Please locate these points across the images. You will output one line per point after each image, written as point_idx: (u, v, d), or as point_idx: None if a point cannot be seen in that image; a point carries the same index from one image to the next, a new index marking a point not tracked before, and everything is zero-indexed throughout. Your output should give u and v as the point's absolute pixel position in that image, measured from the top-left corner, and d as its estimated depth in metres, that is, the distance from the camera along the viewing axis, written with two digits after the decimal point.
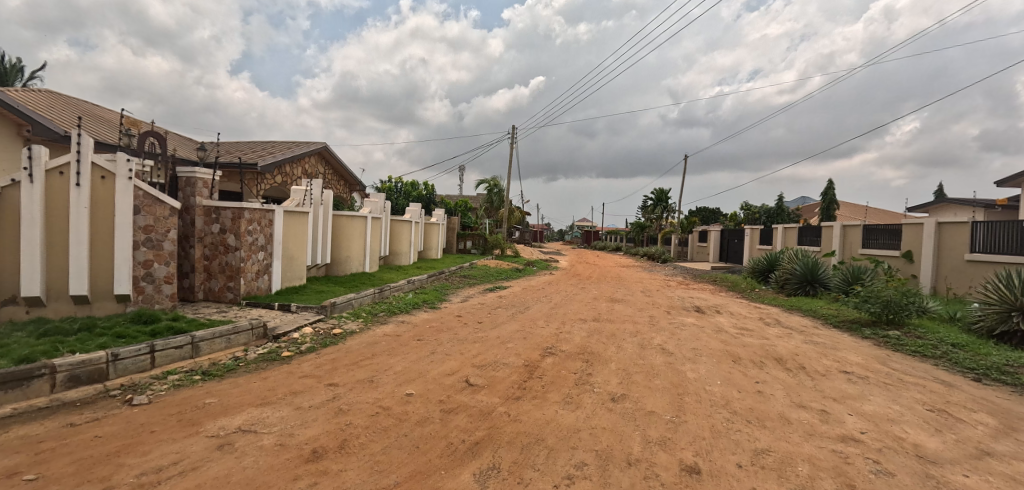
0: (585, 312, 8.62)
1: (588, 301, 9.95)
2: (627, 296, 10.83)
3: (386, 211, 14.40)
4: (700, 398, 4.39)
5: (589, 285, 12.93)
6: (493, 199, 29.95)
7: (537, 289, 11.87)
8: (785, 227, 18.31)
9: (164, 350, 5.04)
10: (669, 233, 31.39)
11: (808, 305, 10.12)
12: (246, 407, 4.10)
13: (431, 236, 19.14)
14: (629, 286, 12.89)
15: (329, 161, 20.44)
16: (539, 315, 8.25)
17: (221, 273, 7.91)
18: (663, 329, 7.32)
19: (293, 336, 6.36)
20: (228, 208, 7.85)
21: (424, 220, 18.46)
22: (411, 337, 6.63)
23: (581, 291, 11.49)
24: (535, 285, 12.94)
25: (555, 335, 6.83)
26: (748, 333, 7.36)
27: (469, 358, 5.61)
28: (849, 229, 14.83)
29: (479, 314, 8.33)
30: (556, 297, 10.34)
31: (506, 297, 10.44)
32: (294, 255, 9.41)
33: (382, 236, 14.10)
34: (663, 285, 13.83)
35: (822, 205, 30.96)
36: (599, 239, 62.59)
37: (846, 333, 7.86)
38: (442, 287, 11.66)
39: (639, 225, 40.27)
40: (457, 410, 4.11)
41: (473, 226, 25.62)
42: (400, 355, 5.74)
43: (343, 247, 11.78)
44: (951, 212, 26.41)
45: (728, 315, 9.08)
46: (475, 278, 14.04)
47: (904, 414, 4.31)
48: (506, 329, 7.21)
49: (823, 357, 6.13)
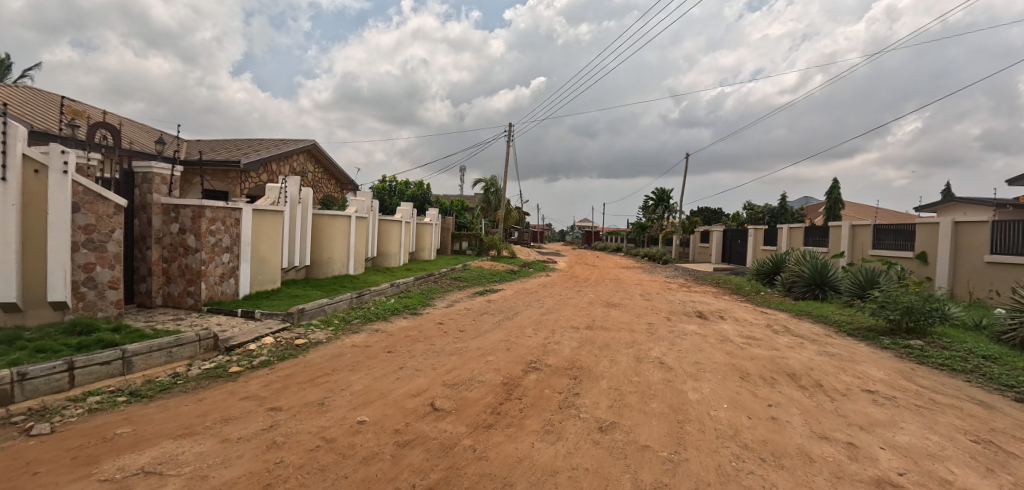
0: (577, 318, 7.95)
1: (582, 305, 9.26)
2: (625, 300, 10.14)
3: (373, 210, 13.74)
4: (704, 427, 3.71)
5: (585, 288, 12.25)
6: (490, 199, 29.29)
7: (530, 293, 11.18)
8: (791, 227, 17.58)
9: (87, 367, 4.39)
10: (670, 233, 30.67)
11: (818, 311, 9.41)
12: (162, 440, 3.46)
13: (424, 236, 18.51)
14: (628, 289, 12.18)
15: (319, 159, 19.82)
16: (527, 322, 7.58)
17: (181, 276, 7.29)
18: (662, 338, 6.62)
19: (249, 349, 5.75)
20: (187, 206, 7.22)
21: (415, 220, 17.79)
22: (381, 349, 5.96)
23: (576, 294, 10.80)
24: (528, 288, 12.25)
25: (542, 345, 6.15)
26: (756, 343, 6.68)
27: (441, 375, 4.94)
28: (858, 229, 14.10)
29: (463, 321, 7.65)
30: (548, 302, 9.67)
31: (495, 302, 9.78)
32: (267, 256, 8.78)
33: (369, 237, 13.44)
34: (664, 288, 13.14)
35: (826, 204, 30.21)
36: (600, 239, 61.93)
37: (862, 342, 7.17)
38: (429, 290, 10.98)
39: (639, 226, 39.56)
40: (414, 443, 3.45)
41: (469, 227, 24.95)
42: (363, 371, 5.07)
43: (325, 248, 11.13)
44: (960, 211, 25.63)
45: (733, 322, 8.39)
46: (466, 280, 13.37)
47: (947, 448, 3.63)
48: (489, 339, 6.55)
49: (841, 373, 5.45)
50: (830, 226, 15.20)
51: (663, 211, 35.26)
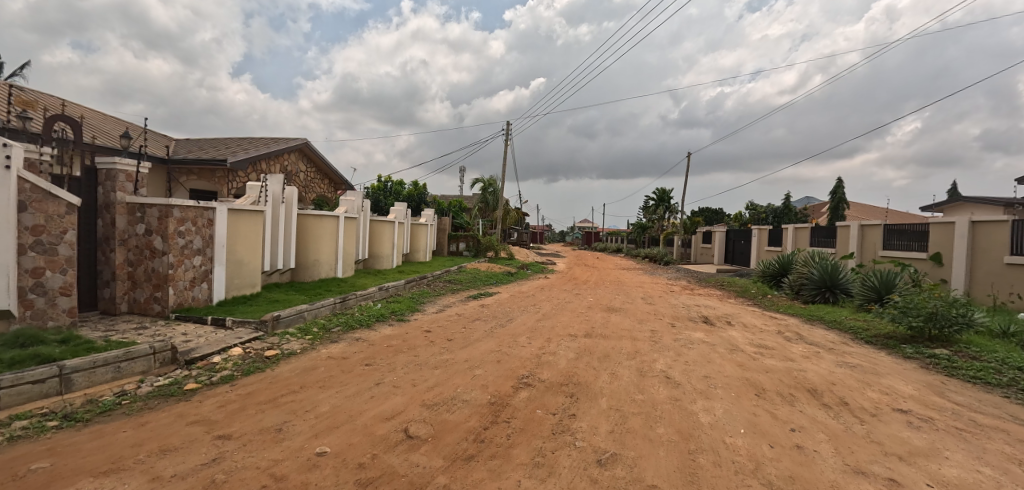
0: (575, 325, 7.40)
1: (581, 310, 8.71)
2: (626, 304, 9.58)
3: (364, 210, 13.20)
4: (719, 460, 3.18)
5: (585, 291, 11.72)
6: (488, 199, 28.70)
7: (526, 296, 10.62)
8: (797, 227, 17.04)
9: (15, 387, 3.84)
10: (671, 234, 30.14)
11: (831, 316, 8.87)
12: (80, 479, 2.93)
13: (419, 237, 17.95)
14: (629, 292, 11.61)
15: (312, 158, 19.27)
16: (521, 330, 7.03)
17: (147, 281, 6.79)
18: (667, 348, 6.08)
19: (212, 362, 5.25)
20: (154, 205, 6.70)
21: (410, 220, 17.22)
22: (359, 361, 5.42)
23: (575, 298, 10.24)
24: (525, 291, 11.69)
25: (536, 356, 5.61)
26: (769, 353, 6.13)
27: (420, 393, 4.41)
28: (867, 229, 13.55)
29: (452, 329, 7.11)
30: (545, 306, 9.11)
31: (489, 307, 9.23)
32: (245, 259, 8.25)
33: (359, 238, 12.91)
34: (666, 291, 12.61)
35: (830, 204, 29.66)
36: (600, 241, 61.39)
37: (883, 351, 6.63)
38: (420, 294, 10.44)
39: (640, 226, 38.93)
40: (378, 482, 2.91)
41: (466, 227, 24.41)
42: (334, 388, 4.53)
43: (311, 250, 10.59)
44: (968, 211, 25.06)
45: (742, 328, 7.85)
46: (460, 283, 12.82)
47: (1005, 484, 3.10)
48: (479, 348, 6.01)
49: (866, 388, 4.91)
50: (838, 226, 14.65)
51: (664, 211, 34.49)
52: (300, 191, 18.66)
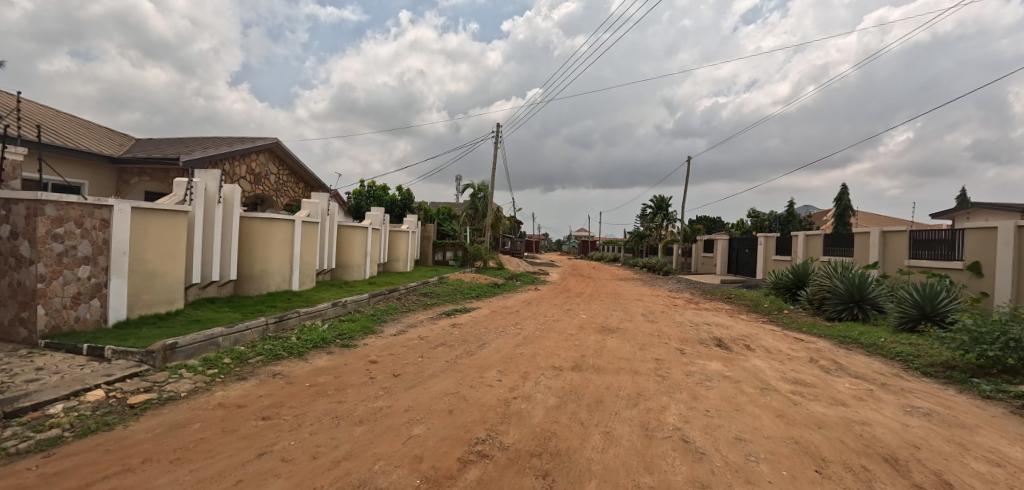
0: (561, 352, 5.91)
1: (569, 332, 7.22)
2: (623, 324, 8.09)
3: (329, 214, 11.70)
4: None
5: (577, 306, 10.24)
6: (477, 206, 27.20)
7: (508, 313, 9.10)
8: (808, 234, 15.64)
9: None
10: (670, 243, 28.79)
11: (867, 338, 7.42)
12: None
13: (398, 245, 16.40)
14: (627, 308, 10.11)
15: (284, 160, 17.76)
16: (492, 360, 5.55)
17: (12, 298, 5.33)
18: (679, 388, 4.60)
19: (45, 415, 3.77)
20: (20, 201, 5.27)
21: (387, 226, 15.69)
22: (257, 412, 3.93)
23: (564, 316, 8.74)
24: (509, 306, 10.17)
25: (502, 403, 4.12)
26: (811, 396, 4.66)
27: (316, 474, 2.91)
28: (890, 235, 12.13)
29: (404, 359, 5.61)
30: (528, 326, 7.63)
31: (461, 327, 7.73)
32: (159, 270, 6.79)
33: (323, 245, 11.40)
34: (669, 306, 11.17)
35: (835, 211, 28.41)
36: (597, 250, 59.94)
37: (951, 389, 5.17)
38: (383, 311, 8.92)
39: (638, 234, 37.48)
40: None
41: (454, 235, 22.93)
42: (190, 465, 3.04)
43: (259, 259, 9.05)
44: (982, 218, 23.74)
45: (766, 355, 6.37)
46: (436, 296, 11.31)
47: None
48: (430, 389, 4.52)
49: (968, 457, 3.44)
50: (856, 234, 13.25)
51: (662, 219, 33.79)
52: (270, 195, 17.14)
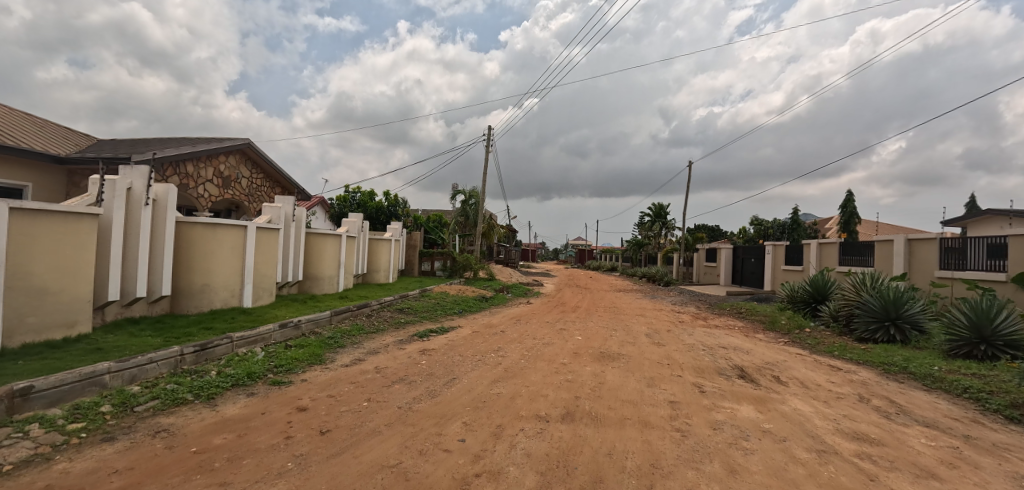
0: (549, 391, 4.63)
1: (561, 361, 5.93)
2: (626, 349, 6.81)
3: (295, 220, 10.43)
4: None
5: (572, 324, 8.95)
6: (469, 213, 26.02)
7: (492, 334, 7.79)
8: (821, 242, 14.43)
9: None
10: (670, 251, 27.61)
11: (918, 366, 6.20)
12: None
13: (378, 255, 15.10)
14: (629, 327, 8.84)
15: (258, 162, 16.42)
16: (457, 406, 4.26)
17: None
18: (707, 455, 3.32)
19: None
20: None
21: (367, 234, 14.41)
22: None
23: (557, 338, 7.44)
24: (494, 325, 8.87)
25: (458, 487, 2.83)
26: (890, 465, 3.38)
27: None
28: (916, 243, 10.97)
29: (344, 404, 4.31)
30: (512, 353, 6.33)
31: (432, 352, 6.44)
32: (54, 286, 5.51)
33: (287, 255, 10.12)
34: (676, 323, 9.90)
35: (841, 218, 27.30)
36: (594, 259, 58.79)
37: None
38: (346, 332, 7.64)
39: (636, 243, 36.32)
40: None
41: (443, 244, 21.65)
42: None
43: (201, 272, 7.77)
44: (997, 225, 22.52)
45: (804, 393, 5.11)
46: (414, 313, 10.01)
47: None
48: (361, 458, 3.23)
49: None
50: (877, 242, 12.08)
51: (660, 228, 32.81)
52: (242, 201, 15.78)
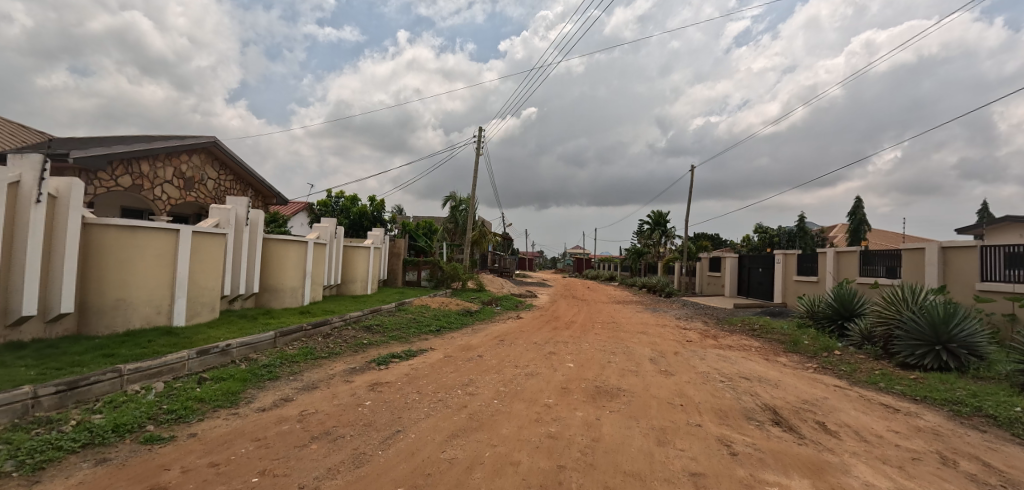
0: (523, 457, 3.32)
1: (545, 403, 4.61)
2: (627, 382, 5.49)
3: (247, 224, 9.15)
4: None
5: (564, 346, 7.63)
6: (459, 220, 24.90)
7: (466, 361, 6.46)
8: (838, 250, 13.18)
9: None
10: (671, 260, 26.45)
11: (995, 405, 4.91)
12: None
13: (355, 264, 13.78)
14: (631, 349, 7.53)
15: (227, 163, 15.15)
16: (385, 486, 2.93)
17: None
18: None
19: None
20: None
21: (341, 241, 13.10)
22: None
23: (543, 366, 6.12)
24: (472, 347, 7.56)
25: None
26: None
27: None
28: (952, 252, 9.71)
29: (226, 480, 2.98)
30: (485, 390, 5.02)
31: (384, 387, 5.11)
32: None
33: (237, 264, 8.81)
34: (684, 344, 8.60)
35: (850, 225, 26.12)
36: (592, 269, 57.56)
37: None
38: (288, 358, 6.31)
39: (635, 252, 35.12)
40: None
41: (430, 252, 20.40)
42: None
43: (116, 284, 6.48)
44: (1015, 232, 21.36)
45: (868, 452, 3.81)
46: (382, 332, 8.66)
47: None
48: None
49: None
50: (905, 250, 10.82)
51: (660, 236, 31.96)
52: (208, 204, 14.45)
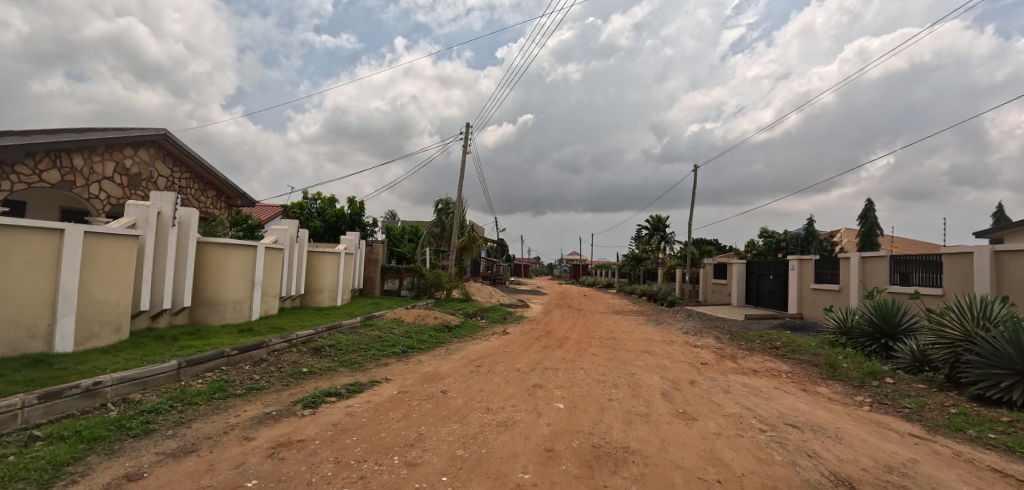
0: None
1: (517, 482, 3.08)
2: (635, 437, 3.97)
3: (173, 225, 7.61)
4: None
5: (553, 375, 6.12)
6: (445, 223, 23.51)
7: (425, 400, 4.95)
8: (862, 255, 11.74)
9: None
10: (673, 267, 25.06)
11: None
12: None
13: (321, 271, 12.24)
14: (637, 379, 6.02)
15: (182, 159, 13.60)
16: None
17: None
18: None
19: None
20: None
21: (304, 245, 11.55)
22: None
23: (523, 410, 4.57)
24: (438, 377, 6.03)
25: None
26: None
27: None
28: (1008, 257, 8.23)
29: None
30: (434, 455, 3.49)
31: (291, 451, 3.57)
32: None
33: (155, 273, 7.28)
34: (700, 369, 7.09)
35: (860, 230, 24.82)
36: (589, 276, 56.26)
37: None
38: (182, 400, 4.76)
39: (634, 258, 33.82)
40: None
41: (413, 258, 18.87)
42: None
43: None
44: None
45: None
46: (333, 354, 7.11)
47: None
48: None
49: None
50: (949, 255, 9.33)
51: (659, 242, 30.65)
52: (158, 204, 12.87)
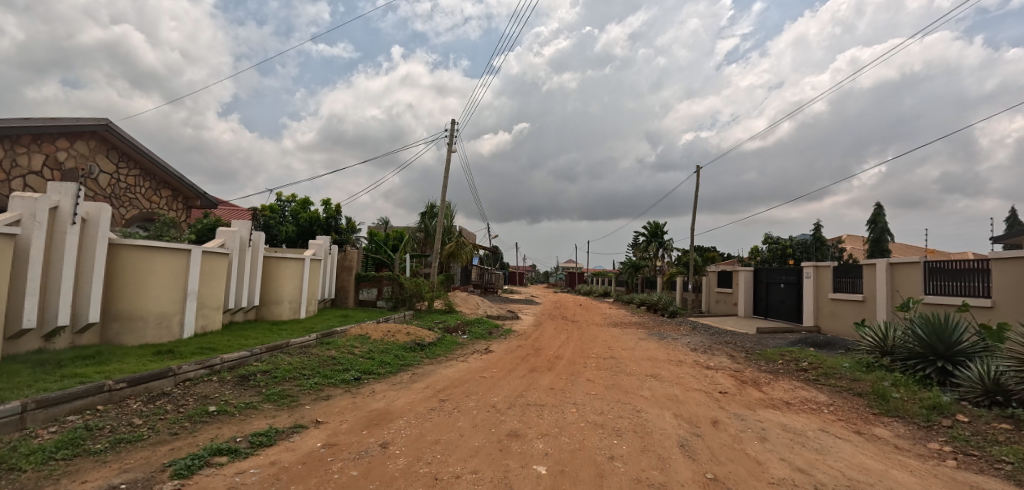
0: None
1: None
2: None
3: (74, 223, 6.17)
4: None
5: (534, 415, 4.72)
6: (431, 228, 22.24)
7: (354, 461, 3.53)
8: (889, 261, 10.46)
9: None
10: (674, 275, 23.77)
11: None
12: None
13: (280, 279, 10.83)
14: (645, 421, 4.64)
15: (128, 153, 12.12)
16: None
17: None
18: None
19: None
20: None
21: (259, 250, 10.13)
22: None
23: (487, 481, 3.16)
24: (385, 419, 4.60)
25: None
26: None
27: None
28: None
29: None
30: None
31: None
32: None
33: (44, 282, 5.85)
34: (721, 401, 5.71)
35: (869, 237, 23.72)
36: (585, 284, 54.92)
37: None
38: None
39: (631, 265, 32.56)
40: None
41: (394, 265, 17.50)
42: None
43: None
44: None
45: None
46: (262, 384, 5.67)
47: None
48: None
49: None
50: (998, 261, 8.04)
51: (658, 248, 29.35)
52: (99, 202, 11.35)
